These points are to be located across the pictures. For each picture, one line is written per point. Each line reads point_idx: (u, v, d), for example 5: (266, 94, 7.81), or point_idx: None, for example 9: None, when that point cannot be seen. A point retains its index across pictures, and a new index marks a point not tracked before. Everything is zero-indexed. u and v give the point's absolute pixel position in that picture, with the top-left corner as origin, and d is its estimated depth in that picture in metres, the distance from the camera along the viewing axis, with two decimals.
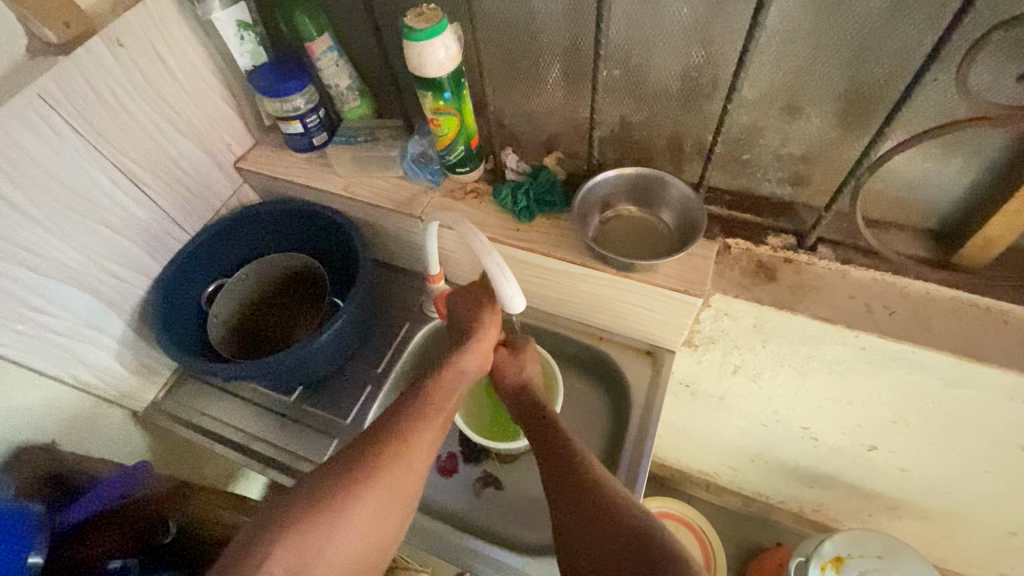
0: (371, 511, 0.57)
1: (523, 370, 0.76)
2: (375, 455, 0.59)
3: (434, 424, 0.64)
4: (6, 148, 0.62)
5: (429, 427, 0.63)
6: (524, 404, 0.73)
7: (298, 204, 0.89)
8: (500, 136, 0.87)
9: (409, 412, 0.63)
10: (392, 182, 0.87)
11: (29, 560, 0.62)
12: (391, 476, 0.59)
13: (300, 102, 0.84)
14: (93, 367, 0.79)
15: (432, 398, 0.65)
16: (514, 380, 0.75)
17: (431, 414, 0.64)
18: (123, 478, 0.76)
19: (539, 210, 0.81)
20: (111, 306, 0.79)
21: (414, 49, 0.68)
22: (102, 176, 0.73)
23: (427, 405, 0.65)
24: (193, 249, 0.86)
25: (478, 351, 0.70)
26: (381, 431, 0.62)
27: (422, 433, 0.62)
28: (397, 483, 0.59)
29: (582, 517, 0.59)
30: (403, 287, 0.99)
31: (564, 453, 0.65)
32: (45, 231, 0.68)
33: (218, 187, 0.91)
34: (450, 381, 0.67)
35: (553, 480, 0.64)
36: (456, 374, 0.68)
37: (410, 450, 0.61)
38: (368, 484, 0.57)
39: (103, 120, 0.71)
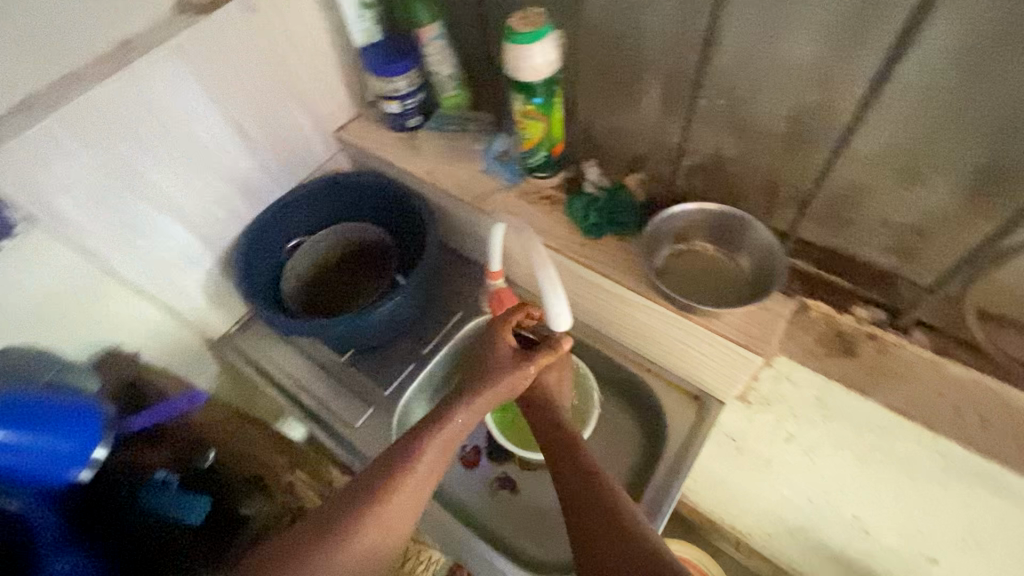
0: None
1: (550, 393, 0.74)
2: (352, 520, 0.57)
3: (423, 483, 0.60)
4: (142, 92, 0.70)
5: (413, 490, 0.59)
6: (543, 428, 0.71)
7: (383, 181, 0.94)
8: (586, 147, 0.85)
9: (394, 463, 0.60)
10: (471, 174, 0.88)
11: (93, 453, 0.69)
12: (372, 542, 0.57)
13: (401, 84, 0.88)
14: (180, 295, 0.88)
15: (429, 452, 0.61)
16: (544, 408, 0.72)
17: (424, 468, 0.61)
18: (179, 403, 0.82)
19: (609, 230, 0.78)
20: (205, 244, 0.87)
21: (512, 51, 0.68)
22: (217, 129, 0.80)
23: (419, 460, 0.61)
24: (281, 206, 0.92)
25: (496, 396, 0.67)
26: (361, 489, 0.59)
27: (408, 488, 0.59)
28: (374, 551, 0.57)
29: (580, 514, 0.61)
30: (463, 276, 1.01)
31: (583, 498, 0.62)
32: (161, 169, 0.77)
33: (316, 151, 0.97)
34: (451, 436, 0.63)
35: (556, 462, 0.67)
36: (460, 430, 0.64)
37: (393, 513, 0.58)
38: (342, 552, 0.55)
39: (227, 78, 0.78)
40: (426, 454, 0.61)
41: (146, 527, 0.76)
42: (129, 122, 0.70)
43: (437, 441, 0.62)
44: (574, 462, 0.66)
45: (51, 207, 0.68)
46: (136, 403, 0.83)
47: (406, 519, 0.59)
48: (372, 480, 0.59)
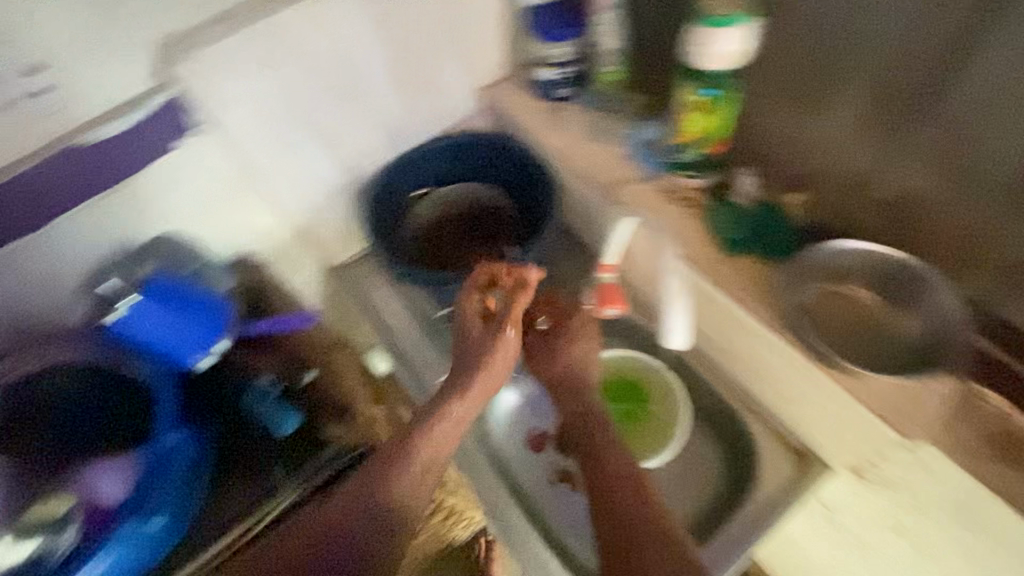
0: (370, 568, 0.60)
1: (580, 371, 0.77)
2: (336, 519, 0.60)
3: (411, 484, 0.61)
4: (319, 18, 0.74)
5: (397, 490, 0.61)
6: (573, 407, 0.76)
7: (519, 149, 0.92)
8: (745, 153, 0.78)
9: (379, 469, 0.62)
10: (611, 158, 0.84)
11: (217, 342, 0.74)
12: (358, 538, 0.59)
13: (565, 52, 0.86)
14: (308, 219, 0.93)
15: (414, 450, 0.62)
16: (570, 385, 0.77)
17: (412, 466, 0.62)
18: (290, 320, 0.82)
19: (752, 248, 0.71)
20: (340, 176, 0.91)
21: (698, 36, 0.63)
22: (376, 66, 0.83)
23: (405, 458, 0.62)
24: (420, 156, 0.94)
25: (484, 385, 0.65)
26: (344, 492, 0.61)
27: (403, 477, 0.61)
28: (365, 545, 0.59)
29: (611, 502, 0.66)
30: (569, 260, 0.97)
31: (611, 478, 0.68)
32: (320, 96, 0.80)
33: (459, 106, 0.97)
34: (440, 428, 0.63)
35: (589, 450, 0.72)
36: (458, 419, 0.65)
37: (382, 511, 0.60)
38: (326, 546, 0.59)
39: (394, 17, 0.80)
40: (413, 451, 0.62)
41: (243, 425, 0.74)
42: (305, 48, 0.75)
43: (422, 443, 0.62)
44: (608, 443, 0.71)
45: (228, 115, 0.74)
46: (257, 311, 0.87)
47: (396, 519, 0.61)
48: (368, 474, 0.62)
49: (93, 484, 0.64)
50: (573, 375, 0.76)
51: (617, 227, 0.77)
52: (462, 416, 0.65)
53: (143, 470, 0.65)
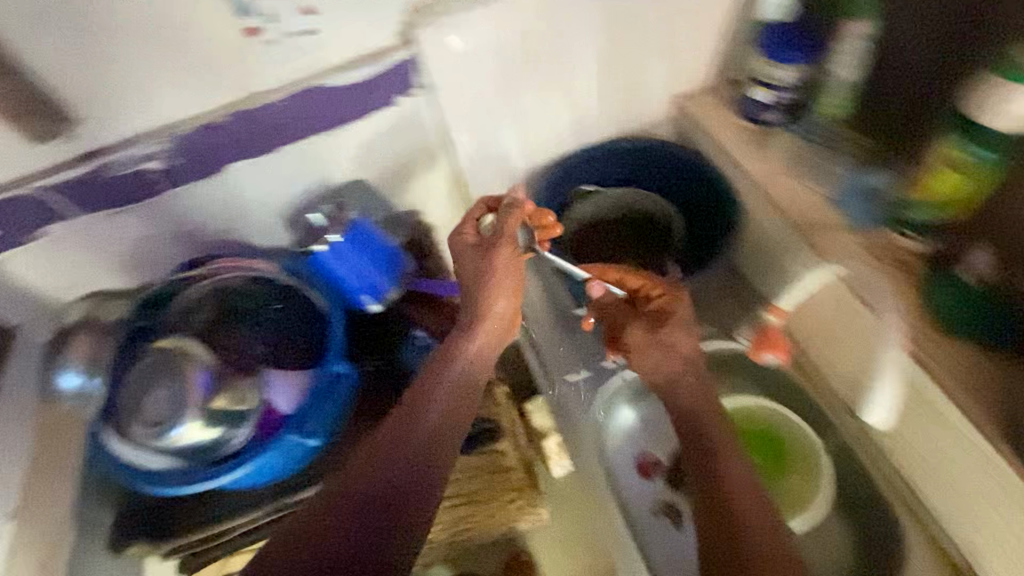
0: (415, 498, 0.56)
1: (683, 364, 0.71)
2: (371, 454, 0.58)
3: (434, 415, 0.61)
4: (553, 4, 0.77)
5: (433, 412, 0.61)
6: (683, 401, 0.69)
7: (709, 167, 0.88)
8: (982, 227, 0.70)
9: (402, 405, 0.62)
10: (815, 196, 0.78)
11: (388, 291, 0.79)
12: (395, 465, 0.57)
13: (788, 75, 0.81)
14: (479, 192, 0.95)
15: (441, 378, 0.64)
16: (671, 374, 0.71)
17: (433, 393, 0.63)
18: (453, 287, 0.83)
19: (974, 334, 0.64)
20: (521, 155, 0.93)
21: (989, 85, 0.59)
22: (587, 55, 0.84)
23: (428, 382, 0.63)
24: (606, 153, 0.94)
25: (486, 332, 0.66)
26: (370, 437, 0.60)
27: (436, 406, 0.62)
28: (408, 469, 0.57)
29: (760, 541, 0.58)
30: (725, 292, 0.92)
31: (725, 481, 0.63)
32: (531, 77, 0.83)
33: (651, 110, 0.95)
34: (459, 366, 0.64)
35: (704, 482, 0.64)
36: (475, 355, 0.66)
37: (409, 440, 0.59)
38: (367, 477, 0.57)
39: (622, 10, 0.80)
40: (437, 385, 0.63)
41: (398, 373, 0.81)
42: (527, 27, 0.77)
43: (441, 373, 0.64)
44: (723, 444, 0.66)
45: (445, 81, 0.78)
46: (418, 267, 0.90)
47: (427, 453, 0.59)
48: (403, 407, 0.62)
49: (269, 391, 0.70)
50: (665, 359, 0.71)
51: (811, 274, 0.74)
52: (480, 359, 0.66)
53: (309, 390, 0.70)
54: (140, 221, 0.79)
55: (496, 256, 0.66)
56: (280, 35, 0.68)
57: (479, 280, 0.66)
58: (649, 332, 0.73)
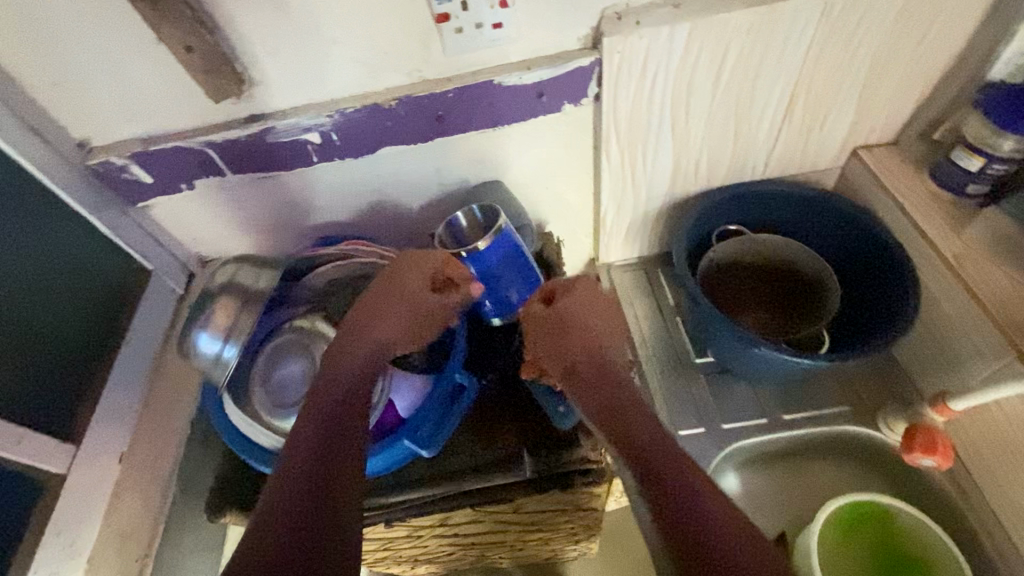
0: (354, 423, 0.61)
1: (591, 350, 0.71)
2: (317, 402, 0.62)
3: (374, 341, 0.69)
4: (756, 33, 0.68)
5: (363, 348, 0.68)
6: (603, 399, 0.66)
7: (884, 232, 0.78)
8: None
9: (338, 345, 0.68)
10: (1020, 292, 0.68)
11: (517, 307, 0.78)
12: (332, 412, 0.61)
13: (1009, 146, 0.70)
14: (616, 213, 0.90)
15: (369, 324, 0.70)
16: (581, 364, 0.70)
17: (374, 338, 0.69)
18: None
19: None
20: (669, 184, 0.86)
21: None
22: (774, 93, 0.76)
23: (368, 327, 0.70)
24: (770, 195, 0.86)
25: (400, 317, 0.71)
26: (324, 372, 0.66)
27: (356, 356, 0.67)
28: (345, 419, 0.61)
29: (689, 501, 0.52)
30: (871, 372, 0.84)
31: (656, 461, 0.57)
32: (706, 105, 0.76)
33: (822, 158, 0.86)
34: (385, 325, 0.70)
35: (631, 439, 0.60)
36: (381, 333, 0.70)
37: (346, 374, 0.65)
38: (316, 413, 0.60)
39: (827, 51, 0.71)
40: (364, 333, 0.69)
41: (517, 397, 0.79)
42: (718, 53, 0.70)
43: (366, 318, 0.70)
44: (639, 413, 0.64)
45: (620, 95, 0.72)
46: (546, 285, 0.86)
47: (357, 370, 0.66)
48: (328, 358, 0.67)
49: (394, 391, 0.72)
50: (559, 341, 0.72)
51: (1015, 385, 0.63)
52: (383, 341, 0.70)
53: (428, 399, 0.71)
54: (288, 189, 0.79)
55: (430, 260, 0.72)
56: (472, 25, 0.64)
57: (388, 279, 0.72)
58: (556, 324, 0.73)
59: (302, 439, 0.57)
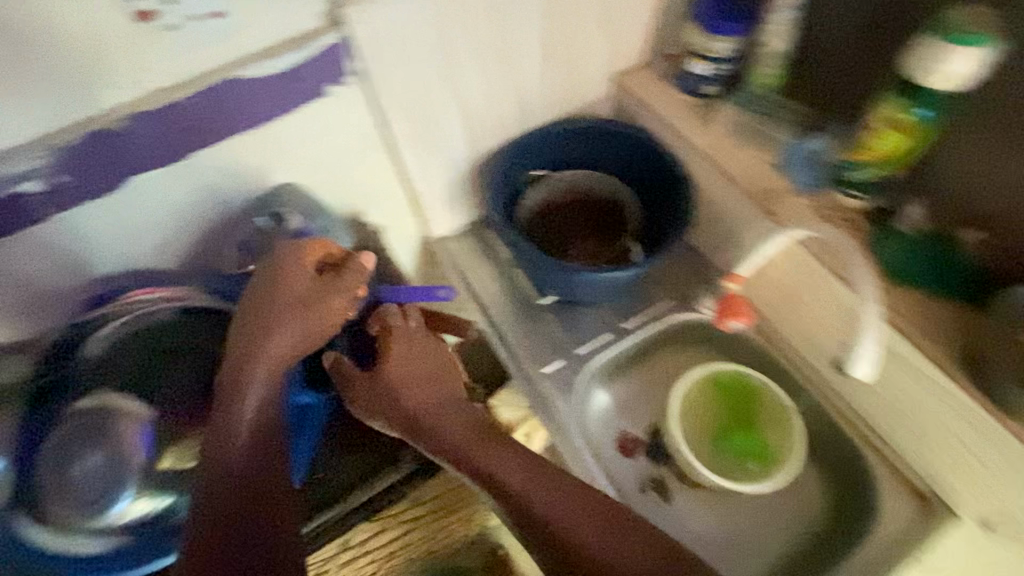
0: (269, 484, 0.60)
1: (432, 400, 0.70)
2: (218, 471, 0.58)
3: (271, 367, 0.62)
4: None
5: (262, 381, 0.62)
6: (455, 450, 0.66)
7: (656, 144, 0.88)
8: (913, 182, 0.73)
9: (231, 384, 0.61)
10: (762, 166, 0.80)
11: None
12: (239, 477, 0.59)
13: (723, 48, 0.82)
14: (427, 186, 0.89)
15: (261, 352, 0.62)
16: (420, 417, 0.68)
17: (268, 367, 0.62)
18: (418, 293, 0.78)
19: (916, 282, 0.69)
20: (469, 145, 0.87)
21: (929, 49, 0.58)
22: (528, 37, 0.79)
23: (259, 354, 0.62)
24: (559, 135, 0.91)
25: (292, 333, 0.63)
26: (220, 423, 0.60)
27: (252, 397, 0.61)
28: (261, 479, 0.60)
29: (608, 538, 0.56)
30: (684, 265, 0.95)
31: (542, 510, 0.59)
32: (472, 61, 0.77)
33: (593, 90, 0.93)
34: (278, 350, 0.63)
35: (517, 488, 0.61)
36: (278, 357, 0.63)
37: (245, 421, 0.60)
38: (223, 484, 0.58)
39: None
40: (257, 367, 0.61)
41: None
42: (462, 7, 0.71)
43: (253, 345, 0.62)
44: (505, 462, 0.63)
45: (380, 66, 0.71)
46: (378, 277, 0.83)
47: (259, 410, 0.61)
48: (221, 399, 0.61)
49: None
50: (401, 396, 0.70)
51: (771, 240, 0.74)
52: (280, 362, 0.63)
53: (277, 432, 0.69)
54: (26, 256, 0.66)
55: (308, 253, 0.65)
56: (184, 19, 0.58)
57: (274, 289, 0.63)
58: (385, 378, 0.71)
59: (207, 530, 0.56)
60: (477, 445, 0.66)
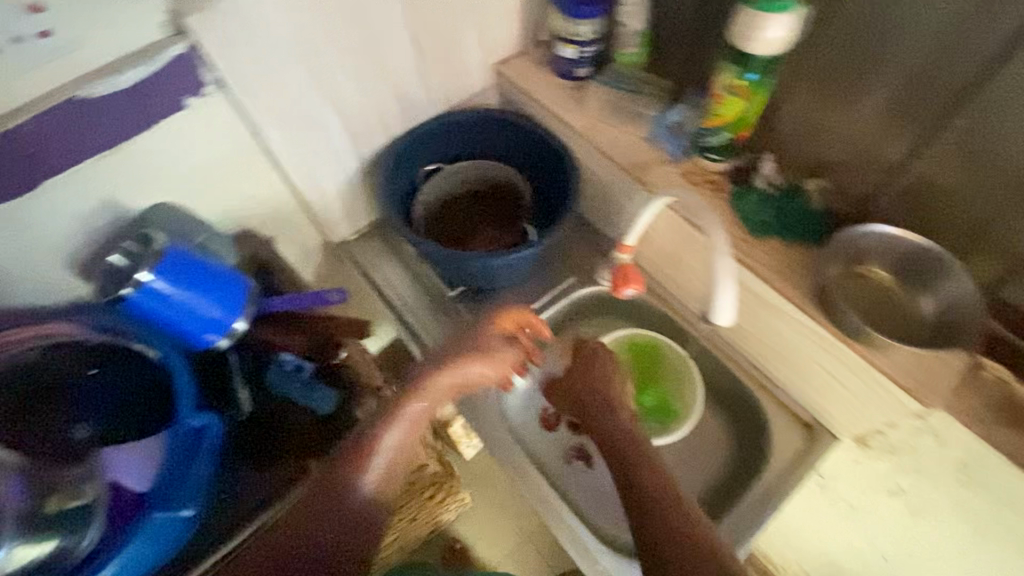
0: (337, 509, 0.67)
1: (623, 439, 0.77)
2: (320, 485, 0.68)
3: (411, 427, 0.72)
4: None
5: (399, 437, 0.70)
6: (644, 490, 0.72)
7: (538, 127, 0.90)
8: (766, 141, 0.80)
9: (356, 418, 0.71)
10: (635, 140, 0.85)
11: (235, 323, 0.70)
12: (325, 496, 0.67)
13: (586, 30, 0.85)
14: (317, 191, 0.88)
15: (408, 411, 0.71)
16: (622, 450, 0.76)
17: (407, 421, 0.71)
18: (312, 298, 0.78)
19: (777, 232, 0.74)
20: (353, 146, 0.87)
21: (748, 17, 0.64)
22: (393, 33, 0.79)
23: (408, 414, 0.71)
24: (445, 128, 0.92)
25: (457, 381, 0.75)
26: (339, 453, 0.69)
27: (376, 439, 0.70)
28: (335, 505, 0.67)
29: (670, 528, 0.68)
30: (583, 242, 0.99)
31: (668, 524, 0.68)
32: (337, 61, 0.76)
33: (473, 81, 0.95)
34: (417, 412, 0.72)
35: (636, 490, 0.72)
36: (413, 416, 0.72)
37: (380, 465, 0.69)
38: (333, 498, 0.67)
39: None
40: (398, 427, 0.70)
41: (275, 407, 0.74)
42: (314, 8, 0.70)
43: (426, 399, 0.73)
44: (663, 503, 0.70)
45: (240, 73, 0.69)
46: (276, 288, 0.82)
47: (388, 454, 0.69)
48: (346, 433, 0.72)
49: (113, 472, 0.62)
50: (598, 417, 0.81)
51: (648, 208, 0.77)
52: (416, 419, 0.72)
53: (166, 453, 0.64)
54: None
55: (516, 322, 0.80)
56: (5, 41, 0.55)
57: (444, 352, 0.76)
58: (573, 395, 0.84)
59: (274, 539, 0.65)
60: (647, 482, 0.72)
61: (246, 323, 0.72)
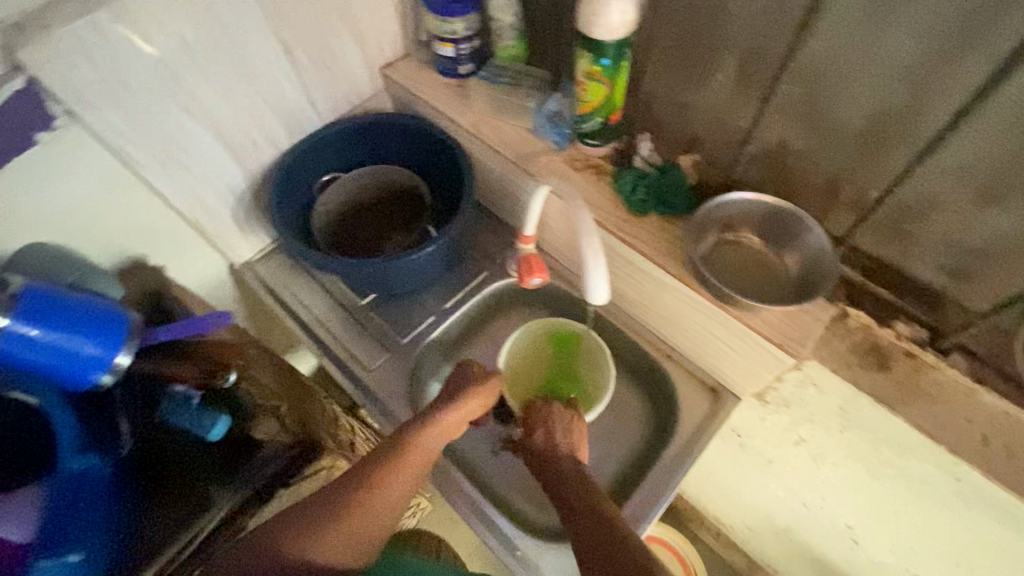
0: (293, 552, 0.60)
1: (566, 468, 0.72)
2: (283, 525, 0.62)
3: (410, 470, 0.67)
4: None
5: (400, 479, 0.66)
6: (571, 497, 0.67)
7: (427, 126, 0.91)
8: (642, 120, 0.82)
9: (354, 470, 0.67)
10: (520, 131, 0.86)
11: (115, 359, 0.68)
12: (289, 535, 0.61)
13: (459, 27, 0.85)
14: (209, 214, 0.87)
15: (408, 450, 0.68)
16: (564, 472, 0.71)
17: (407, 466, 0.67)
18: (202, 323, 0.76)
19: (655, 209, 0.77)
20: (238, 165, 0.86)
21: (589, 6, 0.67)
22: None
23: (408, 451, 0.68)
24: (335, 137, 0.92)
25: (443, 431, 0.71)
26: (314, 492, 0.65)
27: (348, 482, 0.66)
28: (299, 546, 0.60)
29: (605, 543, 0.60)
30: (492, 235, 1.00)
31: (608, 536, 0.60)
32: None
33: (360, 88, 0.94)
34: (418, 453, 0.68)
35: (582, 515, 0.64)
36: (423, 455, 0.68)
37: (356, 497, 0.65)
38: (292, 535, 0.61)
39: None
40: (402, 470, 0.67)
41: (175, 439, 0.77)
42: None
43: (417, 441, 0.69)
44: (601, 522, 0.62)
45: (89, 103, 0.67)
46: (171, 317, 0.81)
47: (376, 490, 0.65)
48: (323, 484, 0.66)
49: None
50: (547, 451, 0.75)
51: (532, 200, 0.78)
52: (417, 469, 0.68)
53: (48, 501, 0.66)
54: None
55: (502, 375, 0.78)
56: None
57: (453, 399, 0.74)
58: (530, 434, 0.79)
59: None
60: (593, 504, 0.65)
61: (131, 357, 0.71)
